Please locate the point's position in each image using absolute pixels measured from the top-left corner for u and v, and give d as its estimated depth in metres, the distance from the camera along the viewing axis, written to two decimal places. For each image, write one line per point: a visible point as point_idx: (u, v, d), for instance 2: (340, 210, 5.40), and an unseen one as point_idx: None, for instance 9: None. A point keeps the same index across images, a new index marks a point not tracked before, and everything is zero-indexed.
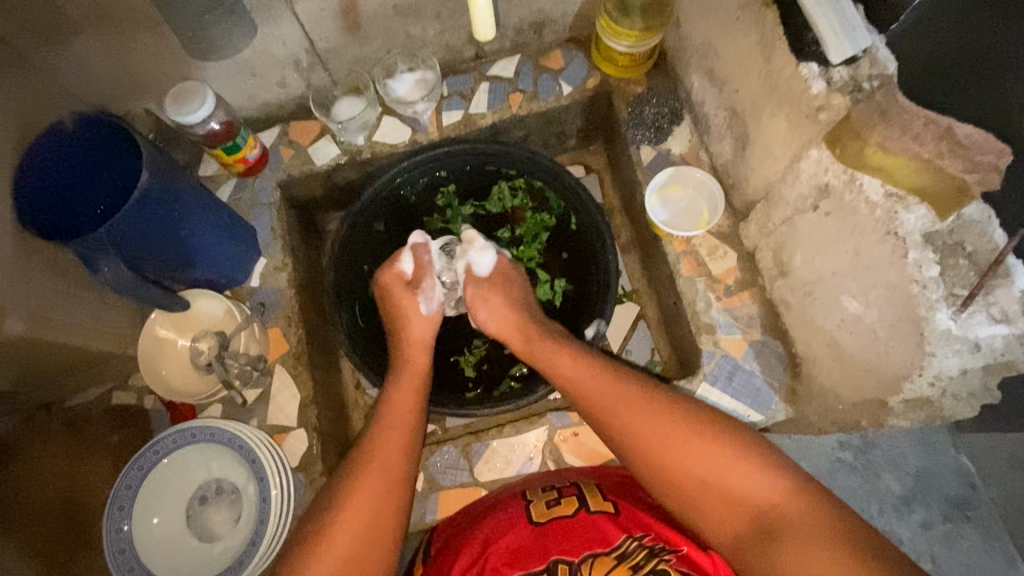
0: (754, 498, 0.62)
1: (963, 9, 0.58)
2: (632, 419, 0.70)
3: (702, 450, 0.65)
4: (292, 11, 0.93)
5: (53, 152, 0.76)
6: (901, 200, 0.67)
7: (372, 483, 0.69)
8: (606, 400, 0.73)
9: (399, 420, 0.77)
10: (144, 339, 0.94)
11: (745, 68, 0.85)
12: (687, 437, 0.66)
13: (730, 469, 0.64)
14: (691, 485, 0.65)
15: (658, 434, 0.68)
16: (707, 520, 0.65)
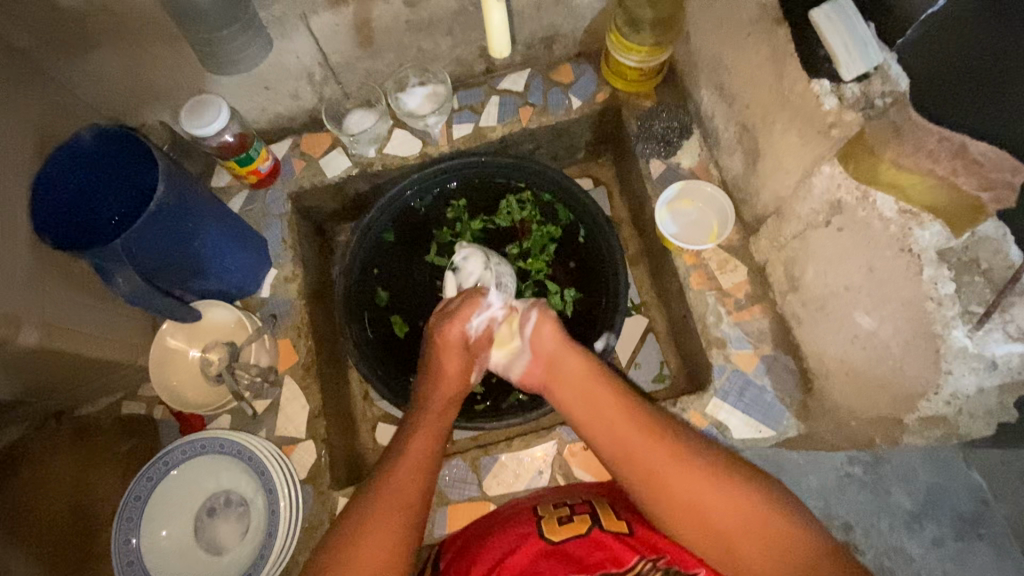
0: (794, 554, 0.63)
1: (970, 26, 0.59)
2: (671, 469, 0.70)
3: (742, 502, 0.66)
4: (307, 26, 0.94)
5: (69, 164, 0.77)
6: (915, 216, 0.67)
7: (390, 523, 0.68)
8: (649, 454, 0.72)
9: (416, 454, 0.75)
10: (155, 351, 0.94)
11: (757, 83, 0.85)
12: (727, 491, 0.67)
13: (770, 526, 0.65)
14: (730, 538, 0.66)
15: (695, 485, 0.68)
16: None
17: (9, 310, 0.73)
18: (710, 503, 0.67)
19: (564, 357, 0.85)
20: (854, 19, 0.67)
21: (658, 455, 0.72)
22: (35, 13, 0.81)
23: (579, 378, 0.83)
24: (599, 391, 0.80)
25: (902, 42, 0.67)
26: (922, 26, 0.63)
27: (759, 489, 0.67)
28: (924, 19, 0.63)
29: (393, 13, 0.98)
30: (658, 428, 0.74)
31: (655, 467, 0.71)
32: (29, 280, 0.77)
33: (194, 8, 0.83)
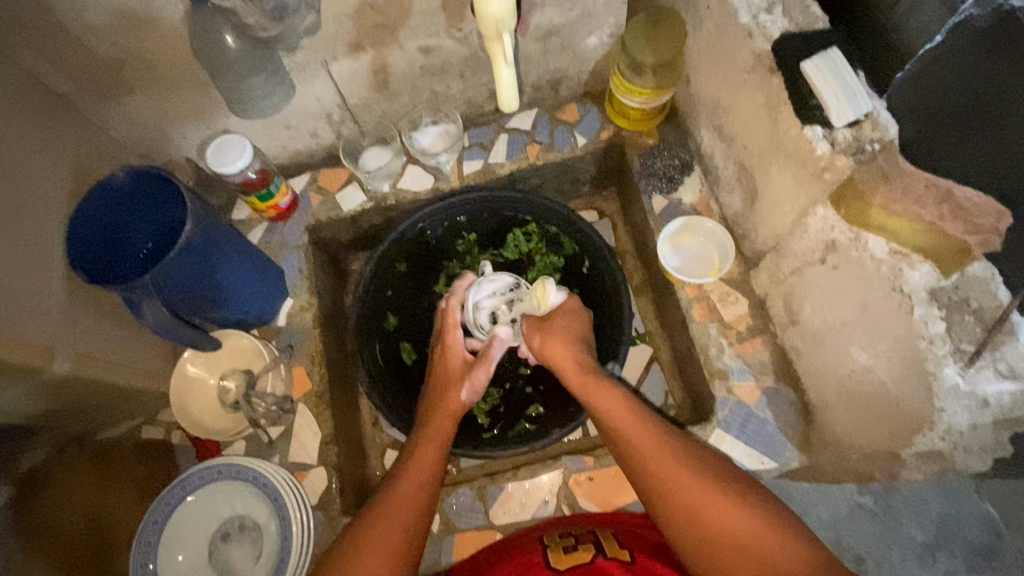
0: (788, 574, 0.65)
1: (974, 58, 0.72)
2: (690, 491, 0.71)
3: (750, 526, 0.68)
4: (327, 71, 0.99)
5: (105, 201, 0.82)
6: (905, 258, 0.68)
7: (395, 528, 0.72)
8: (669, 476, 0.73)
9: (425, 466, 0.78)
10: (175, 377, 0.98)
11: (755, 127, 0.88)
12: (721, 503, 0.70)
13: (764, 541, 0.67)
14: (724, 555, 0.68)
15: (693, 496, 0.71)
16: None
17: (43, 343, 0.77)
18: (703, 513, 0.70)
19: (568, 364, 0.87)
20: (846, 76, 0.75)
21: (679, 477, 0.72)
22: (76, 63, 0.87)
23: (584, 386, 0.84)
24: (603, 399, 0.82)
25: (897, 79, 0.80)
26: (917, 61, 0.78)
27: (754, 506, 0.69)
28: (921, 56, 0.77)
29: (408, 60, 1.01)
30: (659, 437, 0.76)
31: (671, 489, 0.72)
32: (62, 313, 0.81)
33: (226, 57, 0.87)
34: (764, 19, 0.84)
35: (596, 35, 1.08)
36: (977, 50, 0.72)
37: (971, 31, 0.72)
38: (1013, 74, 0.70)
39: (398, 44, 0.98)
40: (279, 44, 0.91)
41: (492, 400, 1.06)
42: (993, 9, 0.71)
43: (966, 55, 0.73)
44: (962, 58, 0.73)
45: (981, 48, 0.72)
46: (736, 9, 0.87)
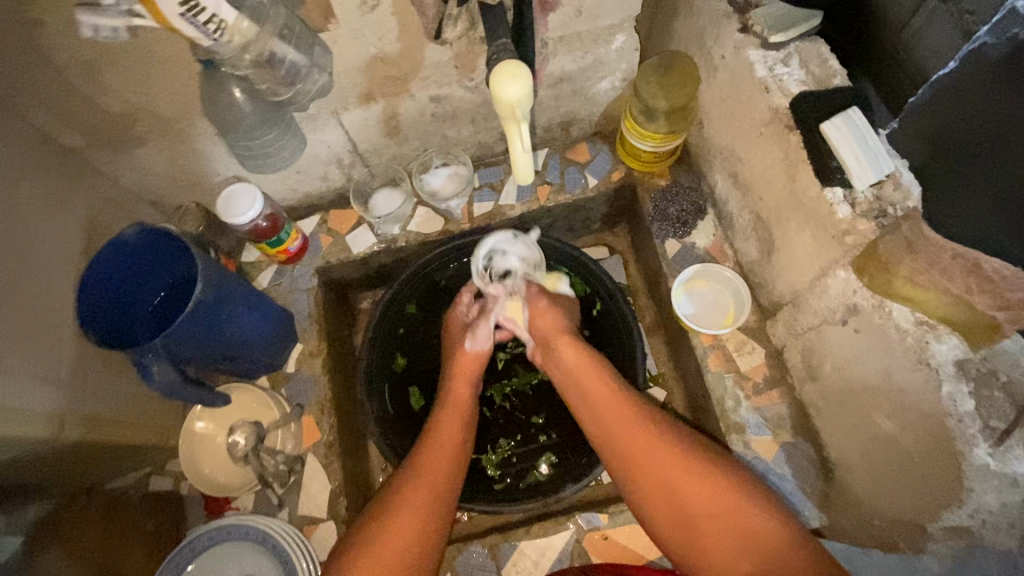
0: (760, 539, 0.71)
1: (981, 91, 0.58)
2: (662, 456, 0.79)
3: (722, 492, 0.75)
4: (338, 120, 0.98)
5: (115, 260, 0.81)
6: (931, 328, 0.67)
7: (421, 496, 0.80)
8: (643, 445, 0.81)
9: (448, 433, 0.89)
10: (182, 434, 0.97)
11: (771, 180, 0.87)
12: (699, 475, 0.76)
13: (736, 514, 0.73)
14: (695, 521, 0.75)
15: (664, 465, 0.78)
16: (710, 562, 0.73)
17: (53, 412, 0.76)
18: (674, 481, 0.77)
19: (558, 338, 0.96)
20: (865, 134, 0.72)
21: (651, 444, 0.80)
22: (89, 121, 0.86)
23: (572, 364, 0.93)
24: (590, 378, 0.90)
25: (912, 101, 0.67)
26: (930, 88, 0.63)
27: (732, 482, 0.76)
28: (934, 80, 0.63)
29: (419, 108, 1.00)
30: (640, 416, 0.84)
31: (642, 457, 0.80)
32: (71, 381, 0.81)
33: (229, 112, 0.84)
34: (781, 72, 0.83)
35: (608, 80, 1.07)
36: (981, 84, 0.57)
37: (986, 62, 0.56)
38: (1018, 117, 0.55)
39: (409, 93, 0.96)
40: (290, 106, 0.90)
41: (502, 453, 1.04)
42: (1012, 36, 0.53)
43: (975, 86, 0.58)
44: (966, 96, 0.59)
45: (985, 82, 0.57)
46: (753, 62, 0.85)
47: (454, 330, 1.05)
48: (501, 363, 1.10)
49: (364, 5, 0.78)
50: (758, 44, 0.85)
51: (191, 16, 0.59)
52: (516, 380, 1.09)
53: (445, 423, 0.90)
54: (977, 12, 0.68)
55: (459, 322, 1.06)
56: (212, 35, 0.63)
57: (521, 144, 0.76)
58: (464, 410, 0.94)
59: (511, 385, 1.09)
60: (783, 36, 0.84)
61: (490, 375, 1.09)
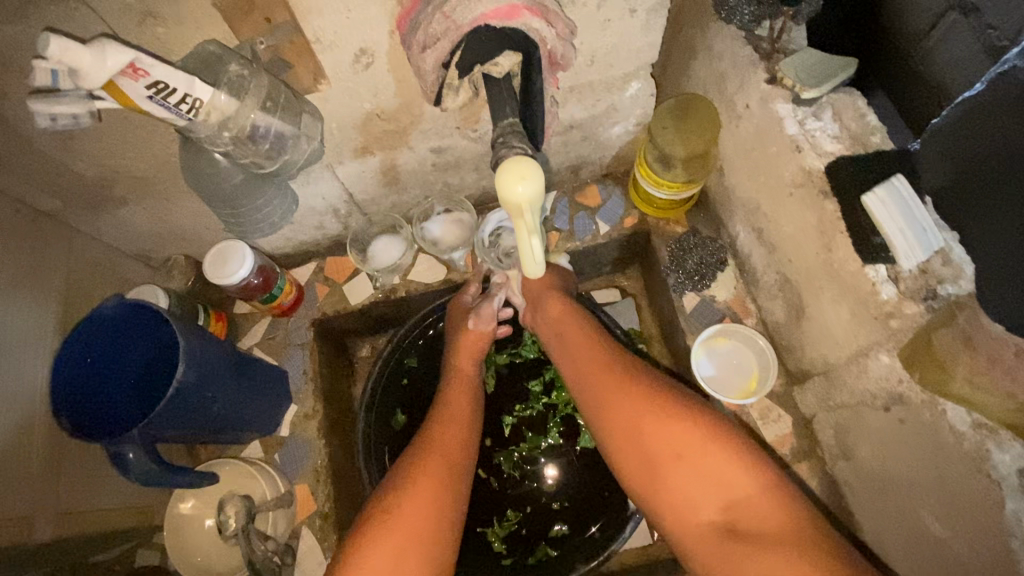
0: (731, 488, 0.67)
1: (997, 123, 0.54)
2: (636, 400, 0.75)
3: (699, 438, 0.70)
4: (333, 174, 0.91)
5: (93, 336, 0.75)
6: (992, 433, 0.60)
7: (435, 470, 0.76)
8: (615, 390, 0.77)
9: (460, 404, 0.87)
10: (168, 516, 0.90)
11: (802, 245, 0.80)
12: (681, 424, 0.71)
13: (711, 463, 0.68)
14: (661, 467, 0.71)
15: (635, 410, 0.74)
16: (673, 504, 0.70)
17: (24, 514, 0.74)
18: (643, 427, 0.73)
19: (547, 297, 0.92)
20: (910, 204, 0.65)
21: (621, 391, 0.77)
22: (63, 185, 0.79)
23: (555, 317, 0.90)
24: (569, 328, 0.88)
25: (935, 123, 0.62)
26: (954, 109, 0.58)
27: (723, 436, 0.70)
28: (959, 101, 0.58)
29: (420, 159, 0.93)
30: (617, 364, 0.80)
31: (610, 403, 0.77)
32: (44, 476, 0.78)
33: (204, 167, 0.78)
34: (813, 127, 0.76)
35: (621, 125, 1.00)
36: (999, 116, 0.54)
37: (1011, 85, 0.53)
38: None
39: (408, 145, 0.89)
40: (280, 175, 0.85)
41: (509, 526, 1.00)
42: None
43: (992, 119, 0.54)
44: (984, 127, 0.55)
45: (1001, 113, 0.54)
46: (782, 117, 0.78)
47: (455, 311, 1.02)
48: (507, 429, 1.06)
49: (358, 63, 0.71)
50: (789, 97, 0.78)
51: (160, 99, 0.57)
52: (525, 446, 1.05)
53: (451, 400, 0.87)
54: (1003, 27, 0.65)
55: (460, 299, 1.03)
56: (185, 116, 0.60)
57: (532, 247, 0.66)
58: (472, 386, 0.92)
59: (520, 451, 1.04)
60: (817, 91, 0.75)
61: (496, 443, 1.05)
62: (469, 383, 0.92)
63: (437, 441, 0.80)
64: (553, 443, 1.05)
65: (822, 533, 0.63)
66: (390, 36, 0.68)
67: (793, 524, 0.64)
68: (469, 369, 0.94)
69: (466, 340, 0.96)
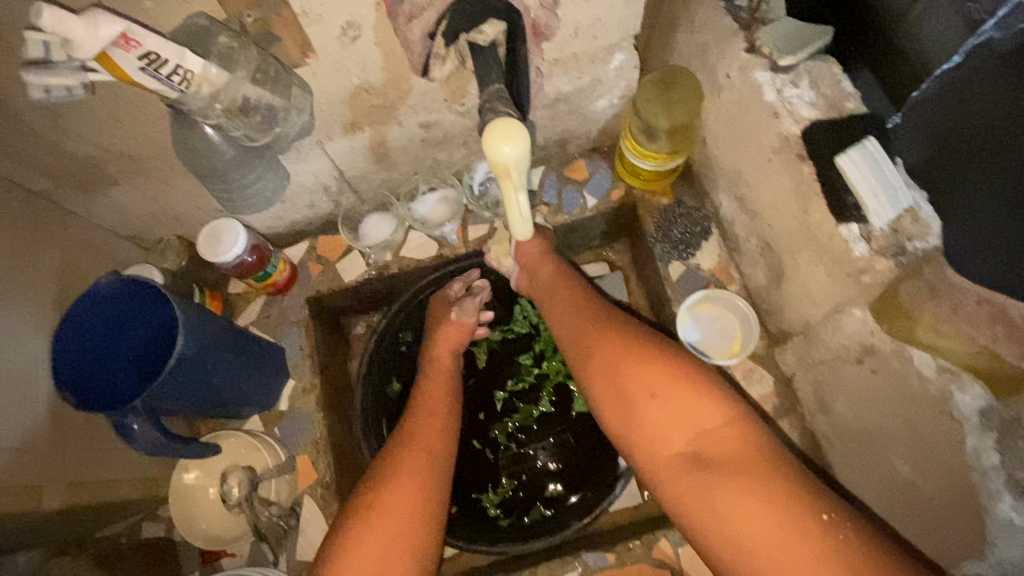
0: (699, 422, 0.69)
1: (976, 96, 0.59)
2: (614, 346, 0.78)
3: (670, 375, 0.72)
4: (323, 150, 0.92)
5: (92, 311, 0.77)
6: (954, 377, 0.64)
7: (416, 461, 0.78)
8: (596, 339, 0.80)
9: (438, 390, 0.90)
10: (173, 488, 0.93)
11: (782, 209, 0.82)
12: (655, 365, 0.73)
13: (682, 399, 0.70)
14: (635, 406, 0.73)
15: (614, 354, 0.77)
16: (645, 439, 0.72)
17: (32, 485, 0.77)
18: (618, 370, 0.75)
19: (545, 268, 0.94)
20: (882, 165, 0.68)
21: (602, 340, 0.79)
22: (53, 165, 0.80)
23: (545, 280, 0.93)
24: (557, 289, 0.91)
25: (913, 96, 0.67)
26: (934, 82, 0.63)
27: (695, 374, 0.72)
28: (938, 75, 0.63)
29: (409, 135, 0.95)
30: (599, 317, 0.83)
31: (591, 351, 0.80)
32: (49, 450, 0.80)
33: (198, 143, 0.78)
34: (791, 94, 0.78)
35: (606, 97, 1.03)
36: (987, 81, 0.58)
37: (991, 58, 0.57)
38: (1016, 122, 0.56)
39: (396, 121, 0.91)
40: (271, 150, 0.86)
41: (503, 493, 1.04)
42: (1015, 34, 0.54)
43: (980, 86, 0.59)
44: (970, 95, 0.60)
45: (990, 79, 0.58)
46: (761, 85, 0.80)
47: (436, 305, 1.04)
48: (499, 402, 1.09)
49: (345, 37, 0.72)
50: (768, 64, 0.80)
51: (153, 70, 0.58)
52: (518, 416, 1.08)
53: (431, 391, 0.90)
54: None
55: (439, 293, 1.06)
56: (177, 87, 0.61)
57: (518, 209, 0.68)
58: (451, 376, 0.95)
59: (513, 422, 1.08)
60: (793, 58, 0.77)
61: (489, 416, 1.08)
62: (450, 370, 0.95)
63: (421, 430, 0.83)
64: (545, 411, 1.08)
65: (784, 462, 0.66)
66: (377, 8, 0.69)
67: (756, 451, 0.66)
68: (447, 358, 0.97)
69: (448, 333, 0.99)
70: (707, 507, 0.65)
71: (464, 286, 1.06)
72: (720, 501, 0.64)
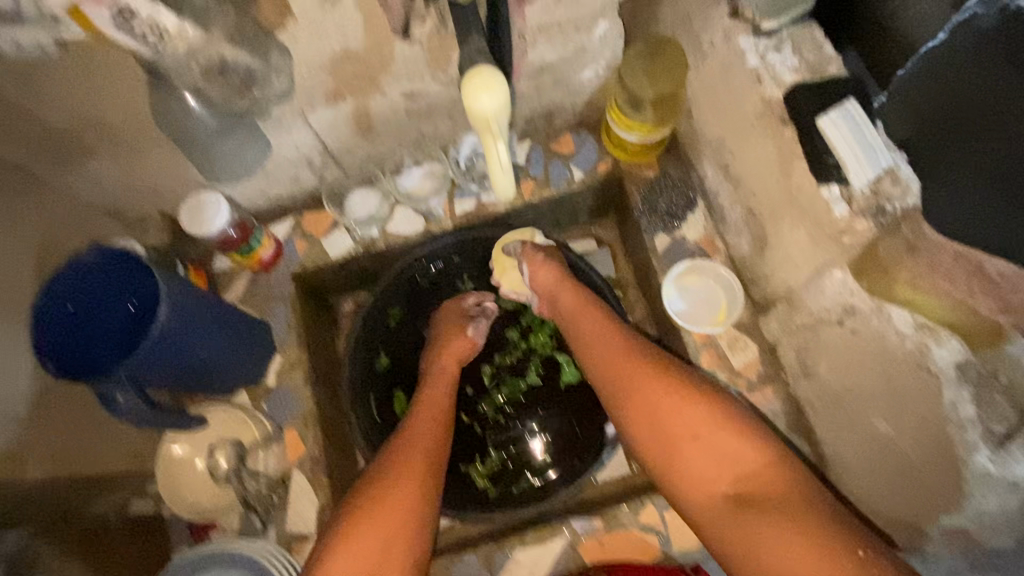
0: (741, 463, 0.69)
1: (963, 75, 0.53)
2: (648, 379, 0.78)
3: (706, 414, 0.73)
4: (305, 120, 0.91)
5: (74, 282, 0.77)
6: (932, 332, 0.66)
7: (414, 463, 0.78)
8: (629, 372, 0.81)
9: (437, 399, 0.91)
10: (161, 461, 0.94)
11: (765, 175, 0.83)
12: (693, 404, 0.74)
13: (722, 438, 0.71)
14: (674, 441, 0.73)
15: (652, 389, 0.77)
16: (687, 478, 0.72)
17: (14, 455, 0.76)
18: (658, 407, 0.76)
19: (563, 291, 0.95)
20: (862, 126, 0.69)
21: (637, 373, 0.80)
22: (28, 133, 0.79)
23: (569, 308, 0.94)
24: (583, 319, 0.91)
25: (899, 76, 0.60)
26: (920, 61, 0.57)
27: (732, 414, 0.73)
28: (924, 53, 0.57)
29: (392, 105, 0.93)
30: (629, 347, 0.84)
31: (625, 384, 0.80)
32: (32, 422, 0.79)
33: (176, 111, 0.78)
34: (774, 60, 0.79)
35: (591, 68, 1.01)
36: (976, 60, 0.52)
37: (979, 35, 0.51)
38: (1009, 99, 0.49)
39: (379, 90, 0.89)
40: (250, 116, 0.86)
41: (491, 466, 1.04)
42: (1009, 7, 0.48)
43: (970, 63, 0.52)
44: (952, 75, 0.54)
45: (983, 56, 0.51)
46: (744, 51, 0.81)
47: (449, 316, 1.05)
48: (487, 377, 1.09)
49: None
50: (749, 29, 0.81)
51: (124, 25, 0.57)
52: (506, 390, 1.09)
53: (429, 398, 0.91)
54: None
55: (452, 303, 1.08)
56: (149, 45, 0.61)
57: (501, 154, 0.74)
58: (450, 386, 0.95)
59: (502, 395, 1.08)
60: (775, 23, 0.79)
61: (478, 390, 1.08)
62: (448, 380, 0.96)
63: (419, 434, 0.83)
64: (533, 384, 1.09)
65: (824, 502, 0.64)
66: None
67: (799, 492, 0.66)
68: (452, 367, 0.98)
69: (455, 343, 1.01)
70: (750, 550, 0.64)
71: (477, 301, 1.09)
72: (762, 541, 0.63)
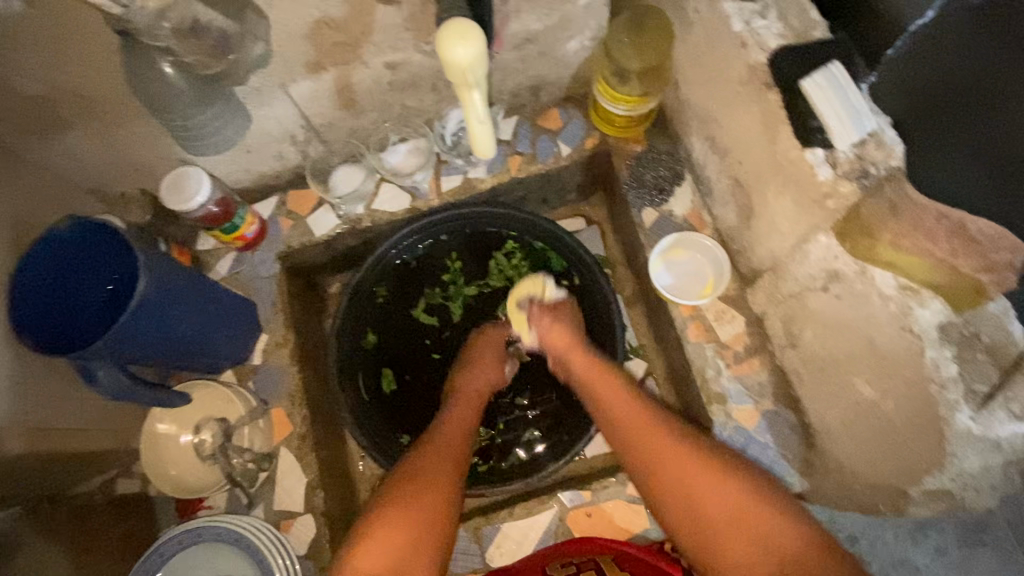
0: (783, 551, 0.68)
1: (950, 45, 0.62)
2: (685, 454, 0.76)
3: (747, 499, 0.71)
4: (286, 92, 0.89)
5: (50, 256, 0.75)
6: (914, 293, 0.68)
7: (439, 479, 0.76)
8: (664, 446, 0.77)
9: (460, 419, 0.87)
10: (145, 439, 0.93)
11: (750, 143, 0.82)
12: (731, 487, 0.72)
13: (764, 525, 0.70)
14: (710, 522, 0.72)
15: (688, 466, 0.75)
16: (725, 560, 0.70)
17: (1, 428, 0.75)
18: (692, 484, 0.74)
19: (575, 354, 0.91)
20: (848, 89, 0.70)
21: (671, 448, 0.77)
22: None
23: (589, 371, 0.89)
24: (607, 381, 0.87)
25: (889, 53, 0.69)
26: (908, 38, 0.66)
27: (773, 500, 0.72)
28: (912, 30, 0.65)
29: (375, 76, 0.92)
30: (662, 418, 0.81)
31: (657, 457, 0.77)
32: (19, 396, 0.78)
33: (149, 78, 0.75)
34: (758, 26, 0.78)
35: (575, 39, 0.99)
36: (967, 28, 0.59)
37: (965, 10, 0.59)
38: (1004, 61, 0.58)
39: (362, 61, 0.89)
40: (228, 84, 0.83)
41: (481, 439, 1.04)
42: None
43: (956, 34, 0.61)
44: (948, 46, 0.62)
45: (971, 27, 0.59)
46: (729, 16, 0.80)
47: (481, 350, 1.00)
48: None
49: None
50: None
51: None
52: None
53: (455, 415, 0.88)
54: None
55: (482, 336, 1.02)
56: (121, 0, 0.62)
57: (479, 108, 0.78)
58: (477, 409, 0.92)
59: None
60: None
61: None
62: (472, 400, 0.92)
63: (441, 449, 0.80)
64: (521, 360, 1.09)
65: None
66: None
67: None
68: (474, 393, 0.93)
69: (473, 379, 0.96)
70: None
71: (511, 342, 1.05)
72: None
